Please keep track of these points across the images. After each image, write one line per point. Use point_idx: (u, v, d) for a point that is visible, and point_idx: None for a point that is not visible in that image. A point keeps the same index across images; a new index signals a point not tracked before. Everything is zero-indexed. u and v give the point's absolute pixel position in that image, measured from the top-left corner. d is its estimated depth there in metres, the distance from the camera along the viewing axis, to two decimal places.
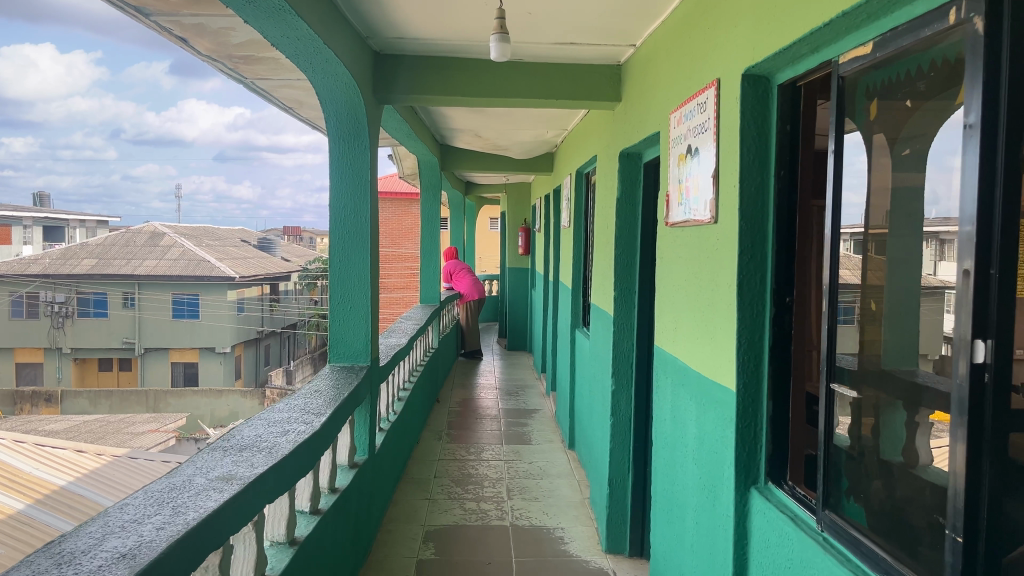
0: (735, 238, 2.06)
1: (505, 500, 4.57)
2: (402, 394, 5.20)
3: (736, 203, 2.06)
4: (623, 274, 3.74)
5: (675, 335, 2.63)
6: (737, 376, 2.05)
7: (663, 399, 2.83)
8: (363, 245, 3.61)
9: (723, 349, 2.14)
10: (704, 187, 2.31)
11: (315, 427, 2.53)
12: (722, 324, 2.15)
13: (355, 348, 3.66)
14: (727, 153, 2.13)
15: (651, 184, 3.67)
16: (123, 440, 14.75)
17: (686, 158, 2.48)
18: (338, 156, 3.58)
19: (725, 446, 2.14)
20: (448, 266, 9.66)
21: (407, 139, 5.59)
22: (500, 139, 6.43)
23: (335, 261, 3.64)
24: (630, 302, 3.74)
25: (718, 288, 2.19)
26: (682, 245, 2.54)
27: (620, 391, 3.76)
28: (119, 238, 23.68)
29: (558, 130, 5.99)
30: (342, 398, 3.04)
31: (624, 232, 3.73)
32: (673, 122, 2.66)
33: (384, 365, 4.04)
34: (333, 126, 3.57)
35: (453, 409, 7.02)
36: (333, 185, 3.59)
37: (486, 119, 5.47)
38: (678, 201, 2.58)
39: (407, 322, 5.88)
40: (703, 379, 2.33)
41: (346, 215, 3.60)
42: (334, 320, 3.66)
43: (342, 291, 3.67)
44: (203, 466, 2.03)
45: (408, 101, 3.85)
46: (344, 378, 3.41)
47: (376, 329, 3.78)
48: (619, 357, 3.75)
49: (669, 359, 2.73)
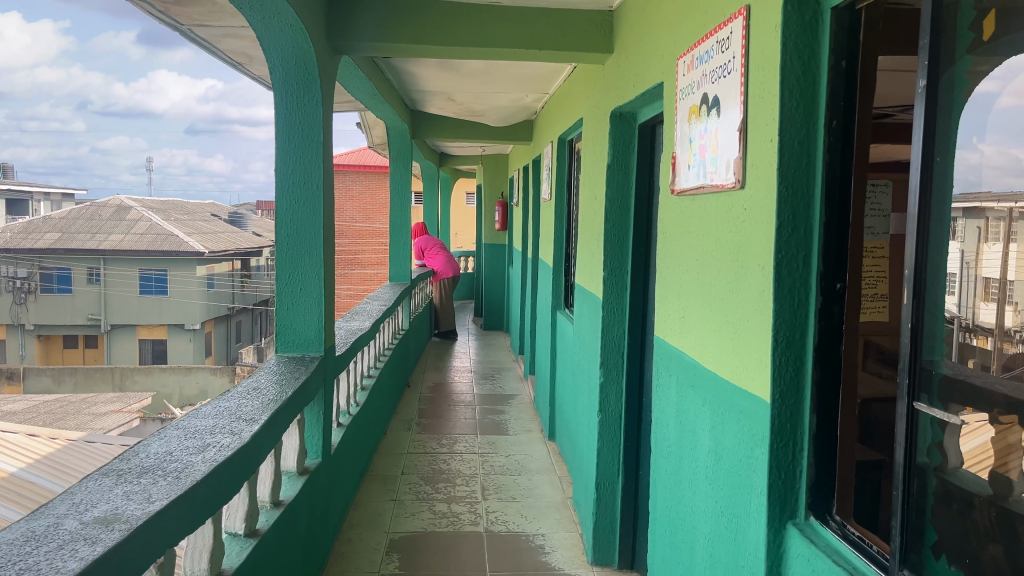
0: (771, 208, 1.61)
1: (479, 501, 4.13)
2: (366, 382, 4.72)
3: (772, 164, 1.61)
4: (613, 252, 3.28)
5: (684, 327, 2.18)
6: (770, 383, 1.60)
7: (663, 401, 2.40)
8: (316, 214, 3.13)
9: (752, 349, 1.70)
10: (727, 143, 1.85)
11: (244, 440, 2.05)
12: (751, 317, 1.71)
13: (308, 337, 3.16)
14: (760, 102, 1.68)
15: (646, 149, 3.22)
16: (84, 421, 14.21)
17: (700, 110, 2.03)
18: (285, 113, 3.09)
19: (755, 470, 1.70)
20: (419, 242, 9.16)
21: (373, 101, 5.08)
22: (475, 104, 5.94)
23: (280, 234, 3.14)
24: (622, 285, 3.29)
25: (746, 272, 1.74)
26: (697, 217, 2.08)
27: (609, 384, 3.31)
28: (82, 212, 22.89)
29: (539, 94, 5.51)
30: (285, 399, 2.55)
31: (616, 202, 3.26)
32: (682, 68, 2.20)
33: (343, 354, 3.57)
34: (279, 79, 3.08)
35: (425, 394, 6.57)
36: (279, 148, 3.10)
37: (460, 79, 4.98)
38: (689, 162, 2.13)
39: (374, 303, 5.41)
40: (723, 384, 1.88)
41: (295, 180, 3.11)
42: (281, 303, 3.16)
43: (291, 269, 3.16)
44: (82, 503, 1.57)
45: (369, 52, 3.36)
46: (290, 372, 2.93)
47: (332, 313, 3.30)
48: (607, 345, 3.30)
49: (673, 354, 2.30)
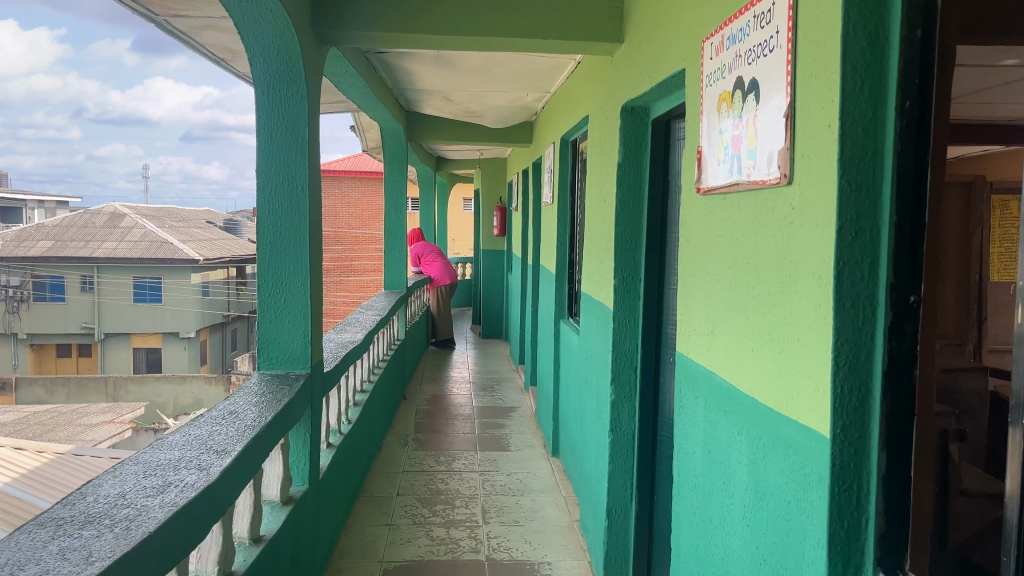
0: (829, 206, 1.35)
1: (479, 524, 3.86)
2: (359, 397, 4.45)
3: (831, 155, 1.35)
4: (625, 258, 3.02)
5: (715, 343, 1.92)
6: (830, 415, 1.35)
7: (689, 426, 2.14)
8: (301, 219, 2.87)
9: (804, 374, 1.45)
10: (769, 133, 1.59)
11: (213, 475, 1.78)
12: (803, 337, 1.45)
13: (293, 353, 2.89)
14: (812, 84, 1.43)
15: (660, 146, 2.97)
16: (74, 432, 13.91)
17: (734, 96, 1.78)
18: (266, 109, 2.84)
19: (808, 516, 1.44)
20: (416, 248, 8.90)
21: (365, 100, 4.82)
22: (473, 104, 5.69)
23: (262, 241, 2.88)
24: (635, 294, 3.03)
25: (796, 283, 1.48)
26: (731, 218, 1.82)
27: (621, 403, 3.05)
28: (75, 219, 22.62)
29: (540, 93, 5.26)
30: (265, 424, 2.29)
31: (629, 203, 3.00)
32: (709, 51, 1.94)
33: (332, 371, 3.30)
34: (259, 71, 2.79)
35: (422, 407, 6.30)
36: (261, 146, 2.84)
37: (456, 77, 4.73)
38: (720, 157, 1.87)
39: (368, 312, 5.15)
40: (764, 411, 1.63)
41: (278, 181, 2.85)
42: (263, 316, 2.90)
43: (275, 279, 2.90)
44: (6, 566, 1.30)
45: (359, 43, 3.10)
46: (273, 392, 2.66)
47: (319, 326, 3.03)
48: (617, 360, 3.04)
49: (701, 374, 2.04)
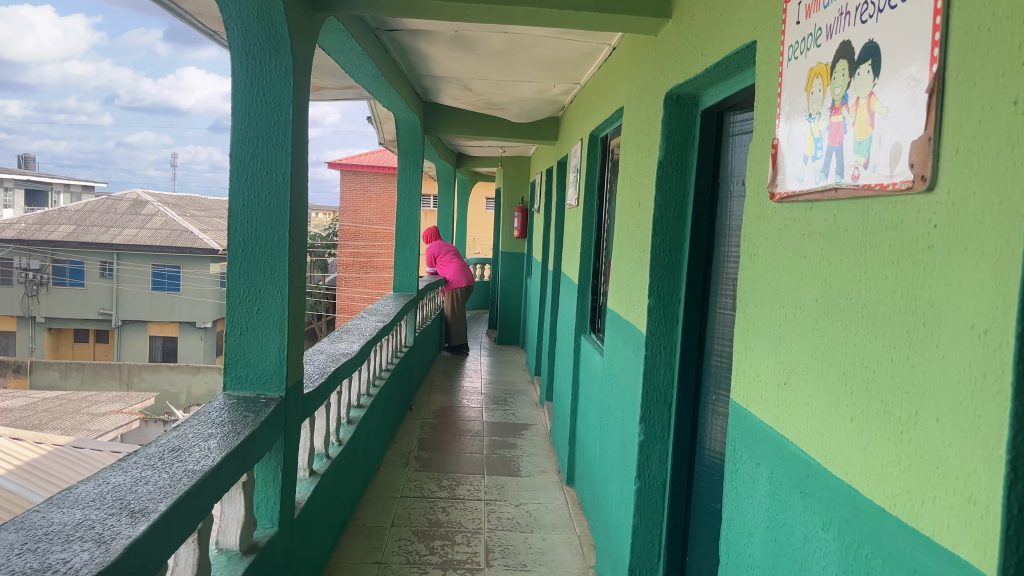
0: (1012, 228, 0.88)
1: (481, 566, 3.40)
2: (354, 413, 3.98)
3: (1016, 147, 0.88)
4: (663, 273, 2.55)
5: (790, 401, 1.45)
6: (1000, 549, 0.87)
7: (746, 499, 1.66)
8: (282, 214, 2.43)
9: (950, 474, 0.97)
10: (896, 118, 1.12)
11: (113, 554, 1.33)
12: (949, 418, 0.98)
13: (265, 373, 2.45)
14: (980, 41, 0.95)
15: (709, 142, 2.51)
16: (82, 421, 13.61)
17: (834, 68, 1.31)
18: (243, 81, 2.40)
19: None
20: (431, 248, 8.48)
21: (377, 85, 4.40)
22: (495, 95, 5.23)
23: (235, 238, 2.44)
24: (674, 317, 2.57)
25: (938, 337, 1.01)
26: (822, 235, 1.35)
27: (650, 445, 2.59)
28: (99, 204, 22.55)
29: (568, 84, 4.80)
30: (212, 464, 1.83)
31: (670, 208, 2.53)
32: (795, 12, 1.47)
33: (315, 390, 2.86)
34: (237, 36, 2.35)
35: (429, 420, 5.85)
36: (237, 127, 2.41)
37: (477, 63, 4.28)
38: (808, 154, 1.40)
39: (371, 317, 4.71)
40: (869, 511, 1.15)
41: (255, 168, 2.41)
42: (232, 327, 2.46)
43: (248, 284, 2.45)
44: None
45: (363, 9, 2.66)
46: (234, 421, 2.21)
47: (300, 340, 2.59)
48: (649, 395, 2.58)
49: (766, 435, 1.57)
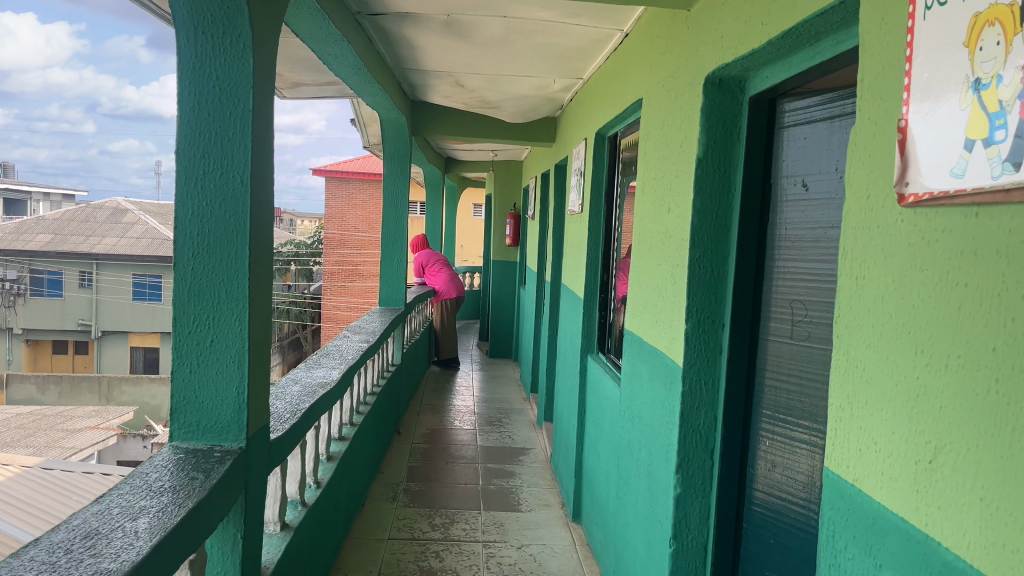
0: None
1: None
2: (334, 448, 3.52)
3: None
4: (704, 293, 2.12)
5: (942, 490, 1.02)
6: None
7: None
8: (241, 225, 1.98)
9: None
10: None
11: None
12: None
13: (222, 419, 2.00)
14: None
15: (758, 135, 2.09)
16: (56, 438, 12.99)
17: None
18: (191, 62, 1.96)
19: None
20: (419, 257, 8.03)
21: (359, 79, 3.95)
22: (489, 92, 4.80)
23: (182, 254, 1.99)
24: (716, 346, 2.14)
25: None
26: (1002, 255, 0.92)
27: (688, 500, 2.15)
28: (78, 213, 21.94)
29: (569, 79, 4.38)
30: (134, 555, 1.38)
31: (712, 215, 2.11)
32: None
33: (285, 434, 2.40)
34: (183, 6, 1.91)
35: (418, 446, 5.39)
36: (186, 118, 1.96)
37: (470, 54, 3.85)
38: (976, 137, 0.97)
39: (354, 336, 4.26)
40: None
41: (207, 169, 1.97)
42: (180, 364, 2.00)
43: (198, 310, 2.00)
44: None
45: None
46: (178, 484, 1.75)
47: (265, 375, 2.14)
48: (686, 439, 2.15)
49: (893, 527, 1.13)
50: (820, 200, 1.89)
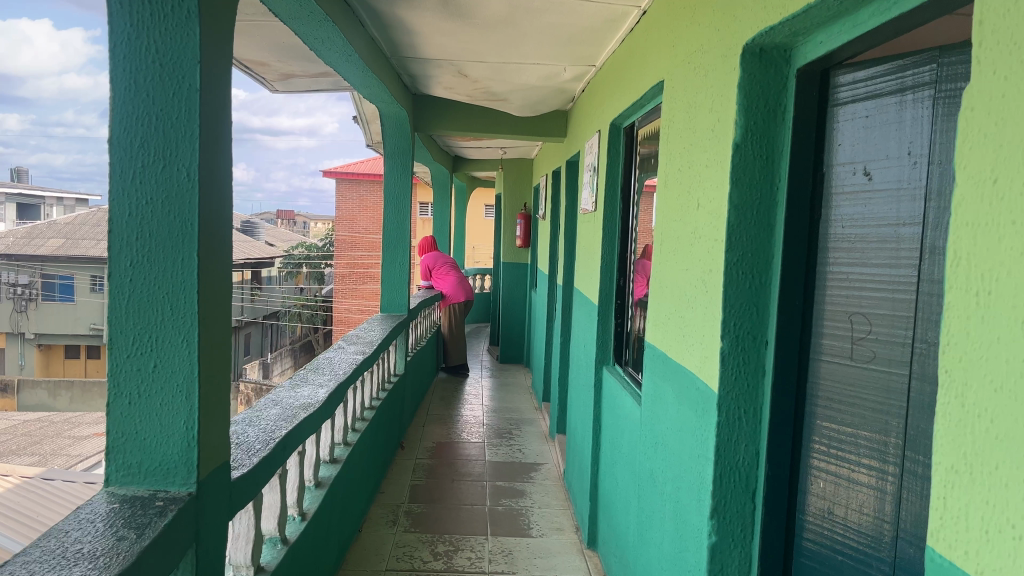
0: None
1: None
2: (324, 472, 3.20)
3: None
4: (742, 305, 1.78)
5: None
6: None
7: None
8: (187, 227, 1.66)
9: None
10: None
11: None
12: None
13: (167, 460, 1.68)
14: None
15: (808, 115, 1.74)
16: (64, 445, 12.75)
17: None
18: (126, 33, 1.63)
19: None
20: (426, 260, 7.70)
21: (352, 68, 3.63)
22: (495, 82, 4.47)
23: (118, 263, 1.66)
24: (757, 368, 1.80)
25: None
26: None
27: (725, 550, 1.82)
28: (89, 216, 21.76)
29: (581, 67, 4.04)
30: None
31: (751, 212, 1.77)
32: None
33: (254, 467, 2.07)
34: None
35: (423, 461, 5.06)
36: (121, 101, 1.64)
37: (473, 39, 3.52)
38: None
39: (351, 347, 3.93)
40: None
41: (146, 161, 1.64)
42: (118, 393, 1.69)
43: (138, 330, 1.67)
44: None
45: None
46: (101, 546, 1.42)
47: (222, 403, 1.82)
48: (723, 479, 1.81)
49: None
50: (886, 192, 1.55)
